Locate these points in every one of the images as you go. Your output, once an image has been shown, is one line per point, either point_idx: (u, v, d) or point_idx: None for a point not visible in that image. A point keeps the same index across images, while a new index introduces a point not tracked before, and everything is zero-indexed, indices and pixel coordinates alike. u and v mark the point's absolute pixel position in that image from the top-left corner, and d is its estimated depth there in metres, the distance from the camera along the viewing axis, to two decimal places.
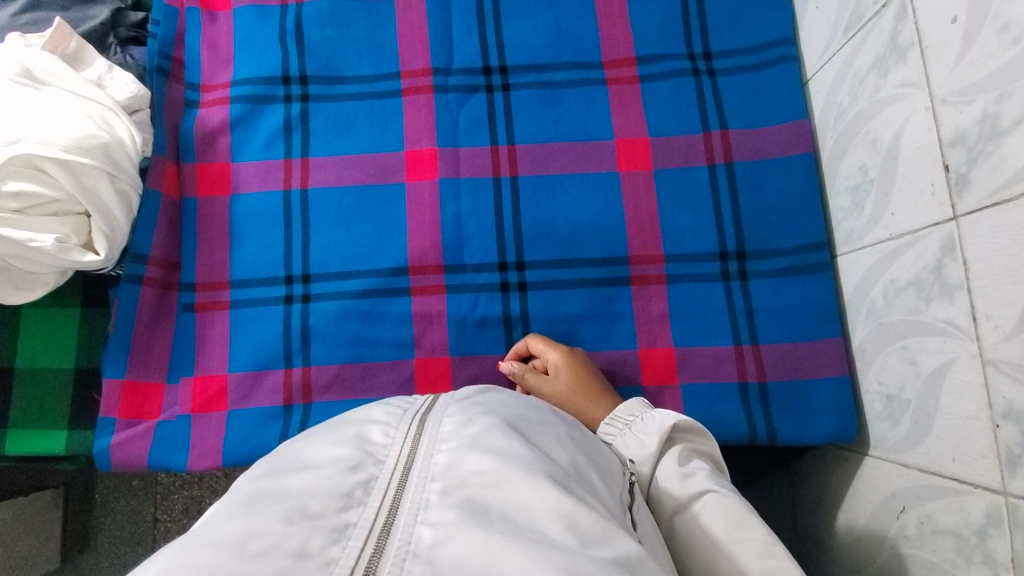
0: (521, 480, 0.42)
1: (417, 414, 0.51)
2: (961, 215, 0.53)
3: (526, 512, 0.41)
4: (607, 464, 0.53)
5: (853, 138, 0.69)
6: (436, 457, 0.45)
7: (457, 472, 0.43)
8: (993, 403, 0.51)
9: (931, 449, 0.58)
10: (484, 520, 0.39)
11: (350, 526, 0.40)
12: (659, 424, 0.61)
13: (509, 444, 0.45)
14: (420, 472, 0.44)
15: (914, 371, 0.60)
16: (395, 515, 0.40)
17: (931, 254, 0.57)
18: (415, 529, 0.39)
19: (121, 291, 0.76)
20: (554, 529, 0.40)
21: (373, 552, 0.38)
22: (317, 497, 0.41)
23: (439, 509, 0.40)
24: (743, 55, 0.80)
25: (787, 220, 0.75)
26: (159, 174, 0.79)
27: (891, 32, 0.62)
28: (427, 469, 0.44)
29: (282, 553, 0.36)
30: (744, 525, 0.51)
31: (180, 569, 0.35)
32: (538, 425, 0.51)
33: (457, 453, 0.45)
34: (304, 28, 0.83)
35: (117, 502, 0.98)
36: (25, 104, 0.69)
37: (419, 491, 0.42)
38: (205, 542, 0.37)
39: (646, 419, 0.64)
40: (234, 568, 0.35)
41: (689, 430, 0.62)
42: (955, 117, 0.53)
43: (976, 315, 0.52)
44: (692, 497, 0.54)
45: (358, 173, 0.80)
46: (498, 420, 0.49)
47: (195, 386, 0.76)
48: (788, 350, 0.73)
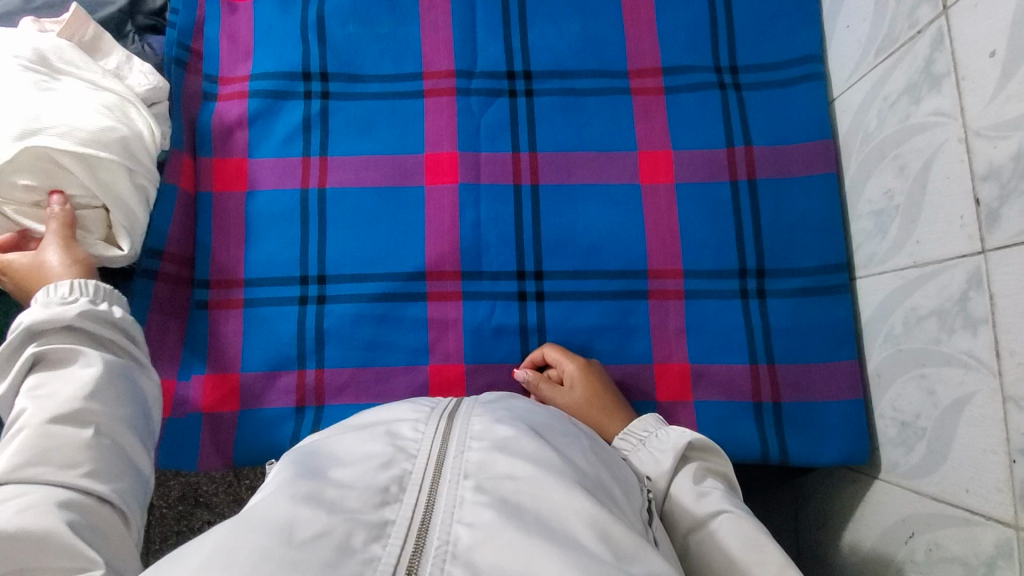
0: (556, 489, 0.41)
1: (445, 409, 0.51)
2: (989, 249, 0.53)
3: (559, 517, 0.40)
4: (626, 474, 0.52)
5: (879, 161, 0.69)
6: (467, 455, 0.45)
7: (489, 473, 0.43)
8: (1011, 439, 0.51)
9: (944, 478, 0.59)
10: (520, 521, 0.39)
11: (389, 523, 0.40)
12: (676, 440, 0.61)
13: (539, 450, 0.45)
14: (453, 469, 0.44)
15: (932, 401, 0.61)
16: (431, 514, 0.40)
17: (956, 285, 0.57)
18: (452, 529, 0.39)
19: (135, 287, 0.74)
20: (587, 538, 0.39)
21: (413, 551, 0.38)
22: (355, 491, 0.41)
23: (474, 509, 0.40)
24: (769, 70, 0.80)
25: (807, 241, 0.75)
26: (176, 168, 0.77)
27: (925, 59, 0.61)
28: (459, 465, 0.44)
29: (327, 546, 0.36)
30: (762, 547, 0.50)
31: (233, 551, 0.35)
32: (561, 433, 0.50)
33: (488, 454, 0.45)
34: (326, 24, 0.81)
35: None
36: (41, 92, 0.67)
37: (453, 489, 0.42)
38: (254, 523, 0.37)
39: (662, 436, 0.63)
40: (283, 557, 0.35)
41: (705, 449, 0.62)
42: (989, 151, 0.53)
43: (999, 351, 0.52)
44: (709, 516, 0.54)
45: (377, 174, 0.79)
46: (525, 425, 0.49)
47: (207, 383, 0.75)
48: (802, 371, 0.73)
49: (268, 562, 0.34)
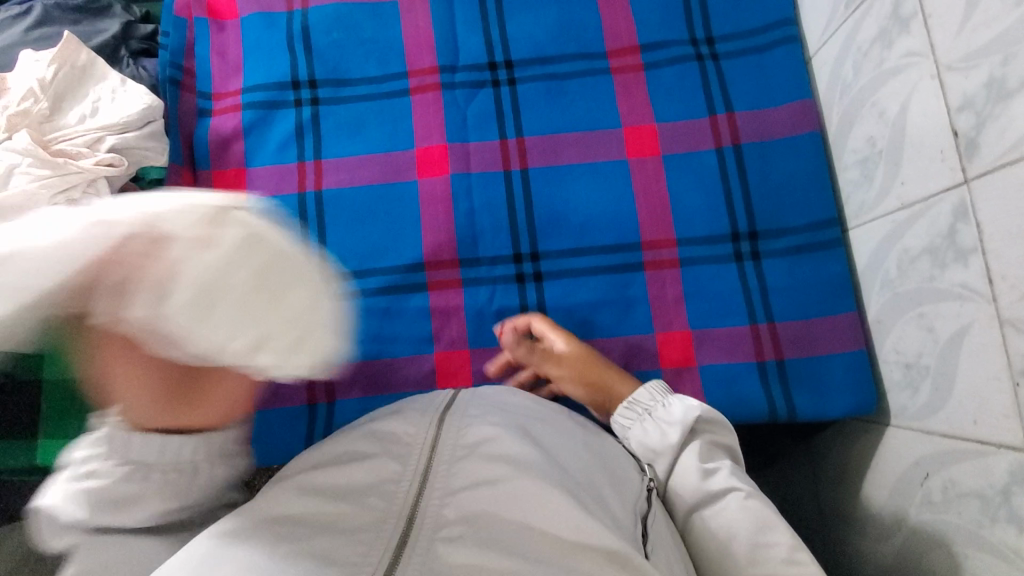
0: (536, 496, 0.45)
1: (439, 416, 0.55)
2: (972, 178, 0.54)
3: (532, 528, 0.44)
4: (617, 469, 0.55)
5: (859, 112, 0.70)
6: (453, 466, 0.49)
7: (471, 481, 0.47)
8: (1012, 362, 0.52)
9: (952, 413, 0.59)
10: (494, 535, 0.43)
11: (373, 531, 0.44)
12: (684, 415, 0.61)
13: (522, 455, 0.49)
14: (438, 481, 0.48)
15: (932, 338, 0.61)
16: (412, 522, 0.44)
17: (944, 219, 0.58)
18: (431, 539, 0.43)
19: None
20: (556, 544, 0.43)
21: (392, 555, 0.42)
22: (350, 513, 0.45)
23: (454, 523, 0.44)
24: (744, 38, 0.81)
25: (796, 199, 0.76)
26: (177, 182, 0.80)
27: (893, 4, 0.62)
28: (447, 482, 0.47)
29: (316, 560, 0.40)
30: (769, 528, 0.52)
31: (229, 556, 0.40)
32: (549, 434, 0.55)
33: (473, 463, 0.49)
34: (311, 34, 0.85)
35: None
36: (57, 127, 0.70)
37: (438, 508, 0.45)
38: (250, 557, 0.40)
39: (668, 407, 0.63)
40: (272, 562, 0.40)
41: (712, 423, 0.62)
42: (962, 83, 0.54)
43: (992, 277, 0.53)
44: (712, 496, 0.56)
45: (370, 172, 0.81)
46: (512, 430, 0.53)
47: None
48: (804, 327, 0.73)
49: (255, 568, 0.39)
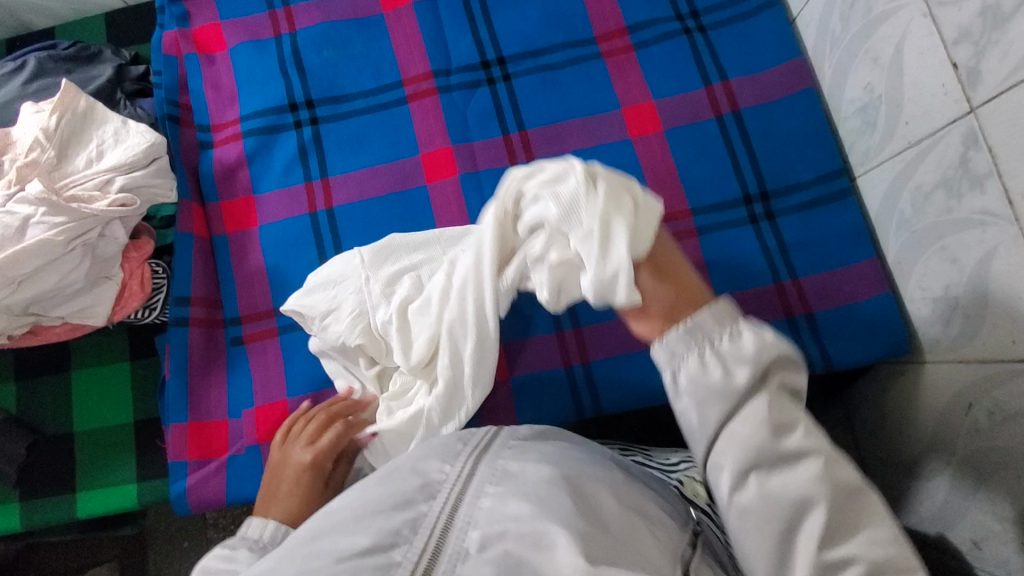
0: (564, 537, 0.44)
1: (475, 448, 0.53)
2: (978, 106, 0.56)
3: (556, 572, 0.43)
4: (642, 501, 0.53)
5: (853, 61, 0.71)
6: (481, 502, 0.48)
7: (500, 518, 0.47)
8: None
9: (989, 338, 0.60)
10: None
11: (394, 566, 0.44)
12: (754, 349, 0.45)
13: (556, 493, 0.47)
14: (465, 516, 0.47)
15: (958, 269, 0.62)
16: (434, 565, 0.45)
17: (955, 150, 0.59)
18: None
19: (171, 335, 0.76)
20: None
21: None
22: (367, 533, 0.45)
23: (476, 563, 0.44)
24: (728, 8, 0.83)
25: (801, 155, 0.77)
26: (188, 216, 0.80)
27: None
28: (471, 513, 0.48)
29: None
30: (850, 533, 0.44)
31: None
32: (594, 470, 0.52)
33: (502, 498, 0.48)
34: (302, 55, 0.85)
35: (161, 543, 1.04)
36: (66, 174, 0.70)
37: (460, 539, 0.46)
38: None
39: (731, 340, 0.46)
40: None
41: (786, 362, 0.46)
42: (956, 16, 0.56)
43: (1012, 198, 0.54)
44: (785, 459, 0.44)
45: (379, 183, 0.82)
46: (554, 470, 0.50)
47: (258, 414, 0.75)
48: (827, 278, 0.75)
49: None
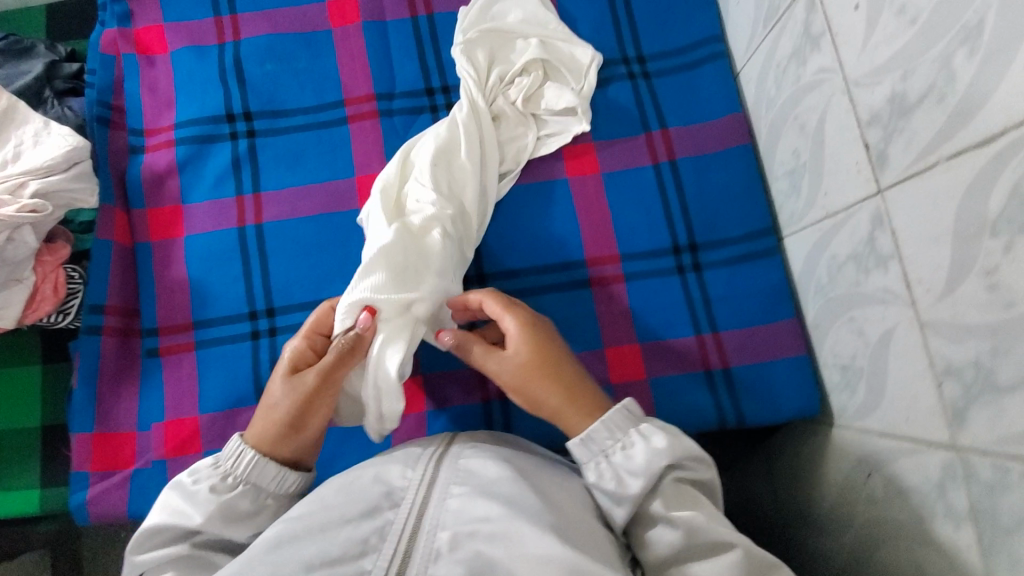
0: (528, 540, 0.49)
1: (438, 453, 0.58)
2: (885, 188, 0.56)
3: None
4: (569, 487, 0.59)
5: (783, 125, 0.72)
6: (448, 503, 0.53)
7: (465, 521, 0.51)
8: (934, 363, 0.54)
9: (887, 412, 0.61)
10: None
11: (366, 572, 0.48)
12: (647, 462, 0.56)
13: (518, 495, 0.52)
14: (432, 520, 0.51)
15: (863, 341, 0.63)
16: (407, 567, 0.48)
17: (864, 227, 0.60)
18: None
19: (81, 343, 0.74)
20: None
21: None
22: (345, 504, 0.53)
23: (447, 564, 0.48)
24: (674, 56, 0.84)
25: (731, 210, 0.78)
26: (109, 223, 0.78)
27: (804, 22, 0.65)
28: (438, 515, 0.52)
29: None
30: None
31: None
32: (547, 477, 0.58)
33: (467, 499, 0.52)
34: (244, 66, 0.84)
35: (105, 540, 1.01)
36: None
37: (430, 541, 0.50)
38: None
39: (627, 452, 0.58)
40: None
41: (690, 461, 0.58)
42: (869, 98, 0.57)
43: (909, 282, 0.55)
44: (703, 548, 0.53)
45: (312, 203, 0.80)
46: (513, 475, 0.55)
47: (167, 430, 0.73)
48: (747, 334, 0.75)
49: None
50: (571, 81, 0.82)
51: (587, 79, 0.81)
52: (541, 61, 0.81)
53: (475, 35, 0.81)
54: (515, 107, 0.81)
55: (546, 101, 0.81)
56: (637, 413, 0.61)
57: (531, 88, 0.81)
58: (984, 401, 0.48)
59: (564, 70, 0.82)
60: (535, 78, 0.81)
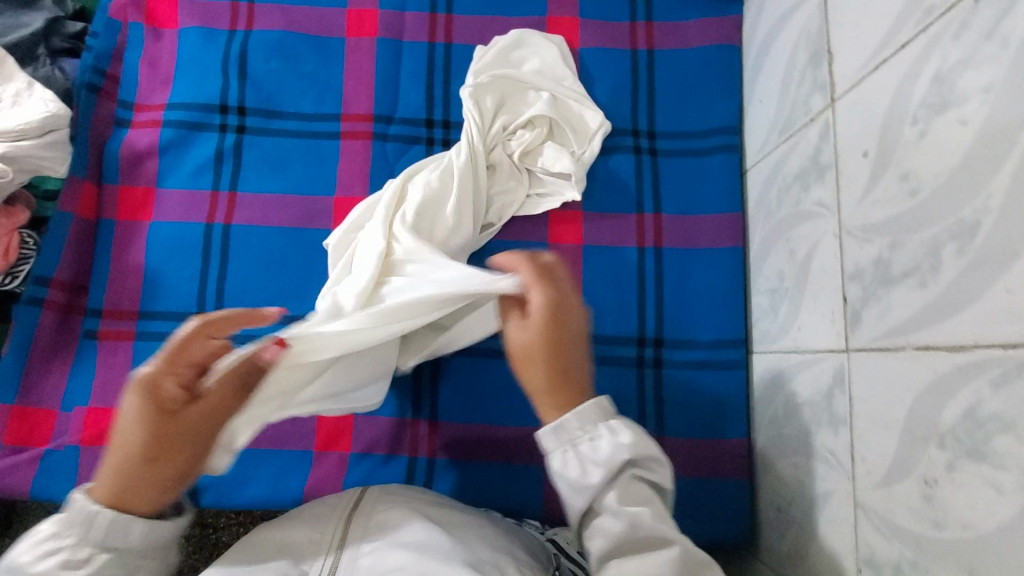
0: (438, 572, 0.46)
1: (348, 513, 0.53)
2: (852, 350, 0.53)
3: None
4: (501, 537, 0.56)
5: (775, 242, 0.69)
6: (358, 561, 0.49)
7: (377, 572, 0.47)
8: (859, 547, 0.51)
9: (807, 571, 0.58)
10: None
11: None
12: (610, 455, 0.51)
13: (428, 539, 0.49)
14: None
15: (802, 491, 0.60)
16: None
17: (825, 379, 0.57)
18: None
19: (19, 313, 0.73)
20: None
21: None
22: (253, 569, 0.48)
23: None
24: (685, 138, 0.80)
25: (706, 312, 0.75)
26: (76, 195, 0.76)
27: (815, 147, 0.61)
28: (350, 573, 0.48)
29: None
30: None
31: None
32: (461, 520, 0.54)
33: (380, 553, 0.48)
34: (248, 58, 0.81)
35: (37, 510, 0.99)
36: None
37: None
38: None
39: (593, 446, 0.52)
40: None
41: (648, 458, 0.52)
42: (856, 252, 0.53)
43: (854, 455, 0.52)
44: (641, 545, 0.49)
45: (285, 214, 0.78)
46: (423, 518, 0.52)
47: (87, 416, 0.72)
48: (692, 444, 0.72)
49: None
50: (574, 143, 0.78)
51: (590, 146, 0.78)
52: (548, 118, 0.78)
53: (486, 79, 0.77)
54: (513, 160, 0.77)
55: (543, 160, 0.77)
56: (610, 408, 0.54)
57: (533, 143, 0.77)
58: None
59: (569, 131, 0.78)
60: (539, 134, 0.77)
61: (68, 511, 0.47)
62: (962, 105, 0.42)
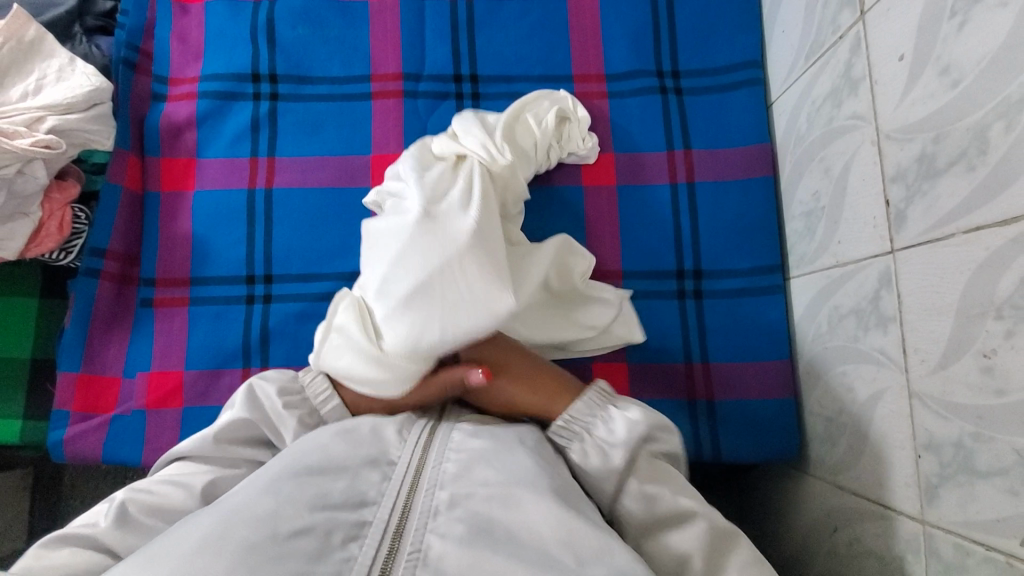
0: (524, 497, 0.47)
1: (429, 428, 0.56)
2: (898, 249, 0.54)
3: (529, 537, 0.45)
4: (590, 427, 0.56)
5: (808, 165, 0.71)
6: (444, 467, 0.50)
7: (464, 483, 0.49)
8: (917, 434, 0.53)
9: (863, 473, 0.61)
10: (489, 536, 0.44)
11: (367, 525, 0.45)
12: None
13: (510, 457, 0.51)
14: (429, 479, 0.49)
15: (852, 397, 0.62)
16: (406, 520, 0.46)
17: (871, 284, 0.59)
18: (425, 538, 0.44)
19: (78, 284, 0.76)
20: (560, 547, 0.43)
21: (388, 552, 0.43)
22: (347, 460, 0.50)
23: (448, 521, 0.45)
24: (710, 76, 0.81)
25: (743, 242, 0.76)
26: (122, 167, 0.79)
27: (846, 64, 0.63)
28: (435, 475, 0.50)
29: (310, 541, 0.42)
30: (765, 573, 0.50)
31: (222, 531, 0.41)
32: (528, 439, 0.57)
33: (466, 465, 0.50)
34: (276, 26, 0.83)
35: (88, 472, 1.01)
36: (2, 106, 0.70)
37: (429, 498, 0.47)
38: (243, 509, 0.44)
39: None
40: (299, 520, 0.43)
41: None
42: (898, 154, 0.55)
43: (906, 348, 0.54)
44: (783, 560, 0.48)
45: (324, 175, 0.80)
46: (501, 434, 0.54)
47: (151, 380, 0.75)
48: (737, 370, 0.74)
49: (255, 550, 0.40)
50: (578, 126, 0.77)
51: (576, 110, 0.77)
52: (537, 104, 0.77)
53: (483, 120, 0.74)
54: (536, 161, 0.76)
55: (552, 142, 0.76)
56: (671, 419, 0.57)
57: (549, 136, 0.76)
58: (959, 481, 0.48)
59: (575, 117, 0.77)
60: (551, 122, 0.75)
61: (291, 381, 0.64)
62: None
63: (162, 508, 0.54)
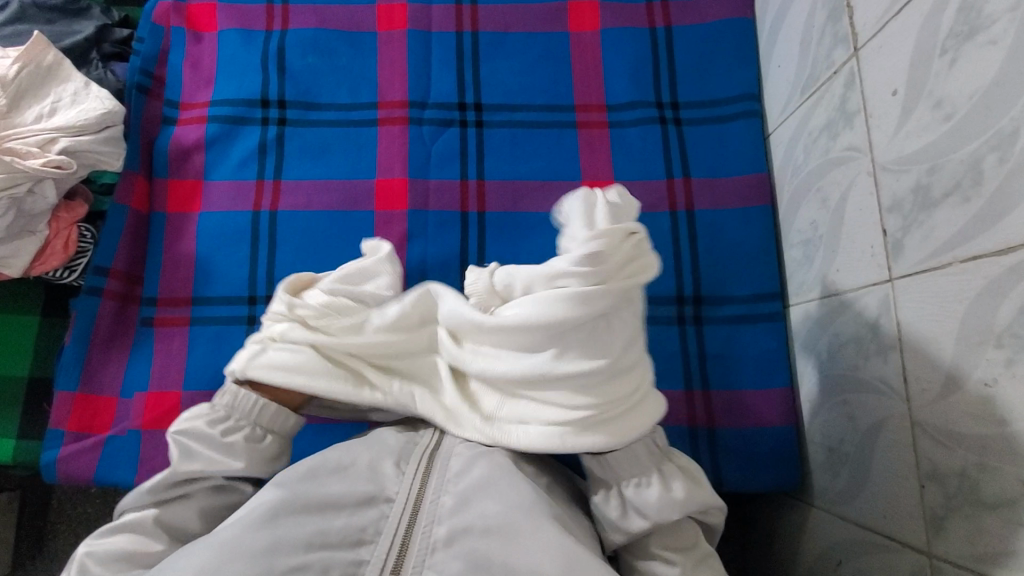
0: (521, 529, 0.46)
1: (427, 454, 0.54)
2: (896, 277, 0.55)
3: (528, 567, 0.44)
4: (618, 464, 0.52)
5: (806, 194, 0.72)
6: (442, 500, 0.49)
7: (462, 517, 0.48)
8: (920, 465, 0.52)
9: (866, 504, 0.60)
10: None
11: (365, 562, 0.46)
12: None
13: (513, 488, 0.50)
14: (427, 514, 0.48)
15: (854, 426, 0.62)
16: (404, 558, 0.46)
17: (871, 312, 0.59)
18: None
19: (81, 302, 0.76)
20: None
21: None
22: (345, 489, 0.49)
23: (445, 558, 0.45)
24: (707, 107, 0.83)
25: (742, 270, 0.77)
26: (129, 188, 0.80)
27: (841, 97, 0.64)
28: (434, 510, 0.49)
29: None
30: None
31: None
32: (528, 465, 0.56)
33: (464, 496, 0.49)
34: (287, 54, 0.85)
35: (77, 497, 0.99)
36: (16, 129, 0.71)
37: (426, 535, 0.47)
38: (234, 548, 0.44)
39: None
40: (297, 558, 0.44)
41: None
42: (893, 185, 0.56)
43: (907, 377, 0.54)
44: None
45: (329, 199, 0.81)
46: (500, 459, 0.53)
47: (149, 400, 0.74)
48: (737, 397, 0.74)
49: None
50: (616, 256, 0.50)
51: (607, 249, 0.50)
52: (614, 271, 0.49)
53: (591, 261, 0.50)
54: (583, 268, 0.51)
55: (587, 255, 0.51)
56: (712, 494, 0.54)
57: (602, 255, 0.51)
58: (965, 514, 0.47)
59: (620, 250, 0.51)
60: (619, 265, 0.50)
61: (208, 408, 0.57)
62: (991, 27, 0.45)
63: (107, 554, 0.50)
